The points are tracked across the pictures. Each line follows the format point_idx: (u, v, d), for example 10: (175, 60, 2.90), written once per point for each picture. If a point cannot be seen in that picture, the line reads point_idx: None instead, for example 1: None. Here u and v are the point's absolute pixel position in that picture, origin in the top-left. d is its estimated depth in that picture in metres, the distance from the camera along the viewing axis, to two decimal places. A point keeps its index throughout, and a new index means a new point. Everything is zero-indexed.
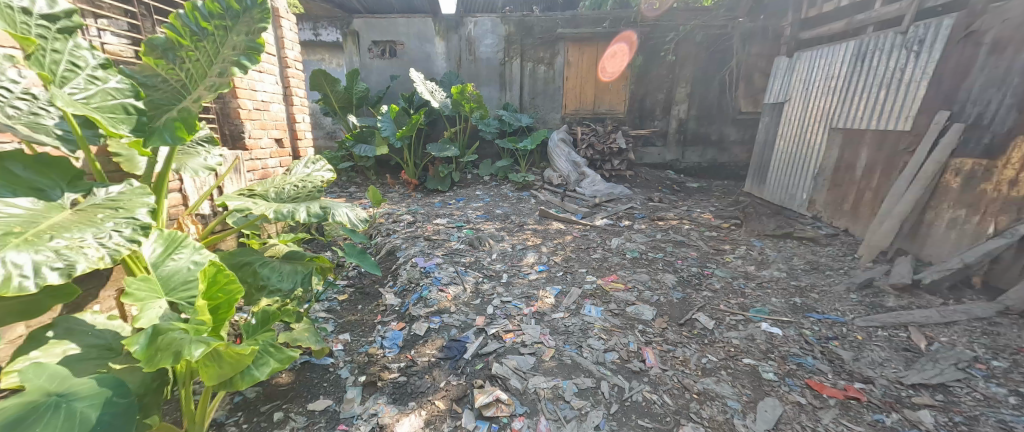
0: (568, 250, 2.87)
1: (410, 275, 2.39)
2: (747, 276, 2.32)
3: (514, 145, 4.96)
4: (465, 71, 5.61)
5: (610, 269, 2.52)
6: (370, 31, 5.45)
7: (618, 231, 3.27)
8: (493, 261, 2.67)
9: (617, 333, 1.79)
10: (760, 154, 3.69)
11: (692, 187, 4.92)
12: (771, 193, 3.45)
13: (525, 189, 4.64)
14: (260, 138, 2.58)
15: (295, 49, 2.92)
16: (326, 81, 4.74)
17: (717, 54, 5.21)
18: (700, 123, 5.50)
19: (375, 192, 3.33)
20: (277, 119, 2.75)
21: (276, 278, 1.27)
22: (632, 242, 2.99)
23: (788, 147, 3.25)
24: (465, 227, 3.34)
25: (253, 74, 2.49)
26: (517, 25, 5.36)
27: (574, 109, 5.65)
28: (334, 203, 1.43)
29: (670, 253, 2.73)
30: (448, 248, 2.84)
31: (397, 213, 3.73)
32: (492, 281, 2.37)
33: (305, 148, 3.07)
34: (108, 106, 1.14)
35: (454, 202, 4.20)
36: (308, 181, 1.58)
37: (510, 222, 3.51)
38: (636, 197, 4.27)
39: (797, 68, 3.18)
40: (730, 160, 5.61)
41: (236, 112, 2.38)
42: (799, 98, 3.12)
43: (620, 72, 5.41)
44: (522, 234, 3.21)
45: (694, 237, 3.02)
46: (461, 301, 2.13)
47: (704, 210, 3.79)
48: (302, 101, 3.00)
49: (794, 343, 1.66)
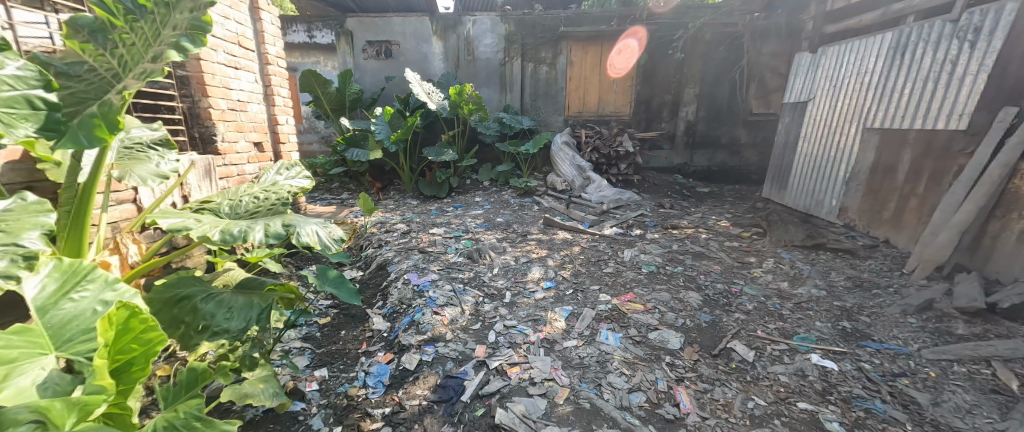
0: (577, 263, 2.60)
1: (401, 295, 2.12)
2: (781, 295, 2.06)
3: (516, 149, 4.70)
4: (464, 72, 5.39)
5: (625, 286, 2.26)
6: (364, 31, 5.23)
7: (630, 241, 3.01)
8: (494, 277, 2.41)
9: (642, 367, 1.52)
10: (779, 157, 3.45)
11: (704, 193, 4.67)
12: (793, 199, 3.21)
13: (528, 195, 4.38)
14: (236, 142, 2.33)
15: (278, 45, 2.68)
16: (316, 82, 4.49)
17: (728, 54, 4.99)
18: (709, 125, 5.26)
19: (367, 200, 3.08)
20: (256, 120, 2.50)
21: (222, 316, 0.99)
22: (647, 253, 2.73)
23: (812, 150, 3.01)
24: (463, 237, 3.07)
25: (227, 71, 2.24)
26: (518, 24, 5.15)
27: (578, 111, 5.41)
28: (301, 220, 1.16)
29: (690, 266, 2.47)
30: (444, 262, 2.57)
31: (390, 223, 3.47)
32: (494, 301, 2.10)
33: (289, 153, 2.82)
34: (5, 98, 0.85)
35: (452, 210, 3.94)
36: (274, 190, 1.31)
37: (512, 231, 3.25)
38: (646, 203, 4.01)
39: (822, 64, 2.94)
40: (741, 164, 5.36)
41: (207, 112, 2.12)
42: (825, 97, 2.89)
43: (626, 72, 5.18)
44: (525, 245, 2.95)
45: (714, 248, 2.76)
46: (458, 326, 1.85)
47: (720, 217, 3.54)
48: (285, 101, 2.76)
49: (855, 381, 1.39)
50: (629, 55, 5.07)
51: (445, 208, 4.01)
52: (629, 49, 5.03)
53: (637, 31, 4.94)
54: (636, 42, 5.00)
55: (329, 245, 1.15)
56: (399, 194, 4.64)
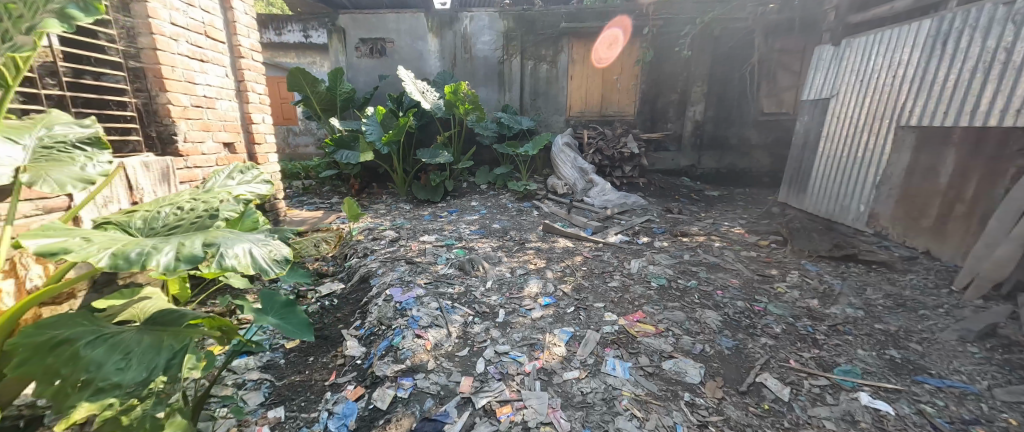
0: (580, 276, 2.36)
1: (381, 314, 1.88)
2: (813, 315, 1.80)
3: (515, 150, 4.46)
4: (460, 71, 5.18)
5: (634, 303, 2.01)
6: (357, 28, 5.03)
7: (637, 250, 2.76)
8: (487, 292, 2.17)
9: (656, 408, 1.28)
10: (797, 158, 3.22)
11: (713, 197, 4.41)
12: (813, 204, 2.97)
13: (527, 199, 4.14)
14: (203, 142, 2.11)
15: (253, 38, 2.47)
16: (305, 81, 4.26)
17: (738, 50, 4.74)
18: (718, 126, 5.01)
19: (352, 205, 2.87)
20: (227, 119, 2.28)
21: (114, 365, 0.75)
22: (656, 264, 2.48)
23: (836, 151, 2.77)
24: (456, 246, 2.84)
25: (191, 63, 2.02)
26: (517, 20, 4.94)
27: (580, 111, 5.18)
28: (233, 236, 0.92)
29: (705, 279, 2.22)
30: (433, 274, 2.33)
31: (378, 229, 3.24)
32: (485, 321, 1.86)
33: (267, 154, 2.60)
34: None
35: (446, 215, 3.71)
36: (209, 200, 1.08)
37: (509, 239, 3.01)
38: (652, 208, 3.77)
39: (845, 59, 2.72)
40: (752, 166, 5.10)
41: (166, 109, 1.90)
42: (849, 93, 2.67)
43: (630, 70, 4.95)
44: (523, 254, 2.71)
45: (730, 259, 2.51)
46: (443, 352, 1.61)
47: (734, 224, 3.29)
48: (261, 99, 2.54)
49: (918, 430, 1.14)
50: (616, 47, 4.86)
51: (439, 213, 3.79)
52: (614, 39, 4.82)
53: (620, 21, 4.73)
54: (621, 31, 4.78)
55: (268, 267, 0.92)
56: (391, 197, 4.42)
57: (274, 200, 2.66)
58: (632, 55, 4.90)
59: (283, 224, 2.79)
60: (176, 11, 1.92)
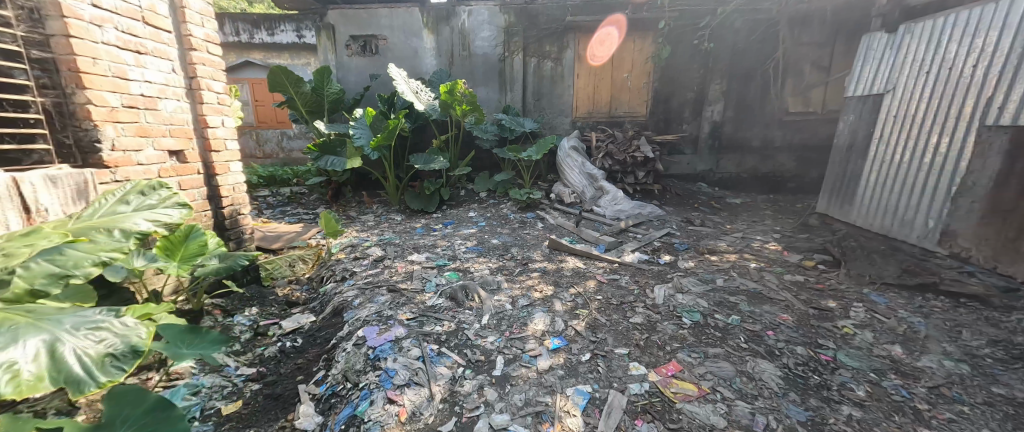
0: (595, 308, 1.96)
1: (348, 365, 1.50)
2: (901, 370, 1.40)
3: (517, 155, 4.07)
4: (458, 70, 4.83)
5: (665, 347, 1.61)
6: (347, 25, 4.71)
7: (658, 273, 2.37)
8: (482, 330, 1.77)
9: None
10: (840, 164, 2.81)
11: (736, 205, 4.00)
12: (864, 217, 2.57)
13: (530, 209, 3.76)
14: (140, 151, 1.75)
15: (209, 27, 2.10)
16: (289, 80, 3.92)
17: (761, 44, 4.33)
18: (737, 127, 4.61)
19: (329, 220, 2.51)
20: (173, 121, 1.91)
21: None
22: (684, 292, 2.08)
23: (894, 155, 2.36)
24: (449, 267, 2.45)
25: (123, 55, 1.66)
26: (519, 14, 4.59)
27: (587, 112, 4.80)
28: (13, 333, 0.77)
29: (749, 314, 1.82)
30: (418, 306, 1.95)
31: (363, 246, 2.86)
32: (480, 375, 1.47)
33: (228, 163, 2.23)
34: None
35: (440, 228, 3.34)
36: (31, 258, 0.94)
37: (510, 258, 2.62)
38: (671, 219, 3.37)
39: (907, 48, 2.31)
40: (775, 171, 4.68)
41: (85, 110, 1.53)
42: (912, 88, 2.26)
43: (642, 67, 4.57)
44: (527, 278, 2.32)
45: (774, 285, 2.11)
46: (422, 426, 1.22)
47: (767, 239, 2.88)
48: (220, 98, 2.17)
49: None
50: (610, 46, 4.51)
51: (432, 226, 3.42)
52: (606, 37, 4.49)
53: (614, 18, 4.39)
54: (616, 30, 4.44)
55: (72, 365, 0.80)
56: (382, 207, 4.06)
57: (237, 216, 2.29)
58: (644, 51, 4.51)
59: (249, 243, 2.42)
60: None
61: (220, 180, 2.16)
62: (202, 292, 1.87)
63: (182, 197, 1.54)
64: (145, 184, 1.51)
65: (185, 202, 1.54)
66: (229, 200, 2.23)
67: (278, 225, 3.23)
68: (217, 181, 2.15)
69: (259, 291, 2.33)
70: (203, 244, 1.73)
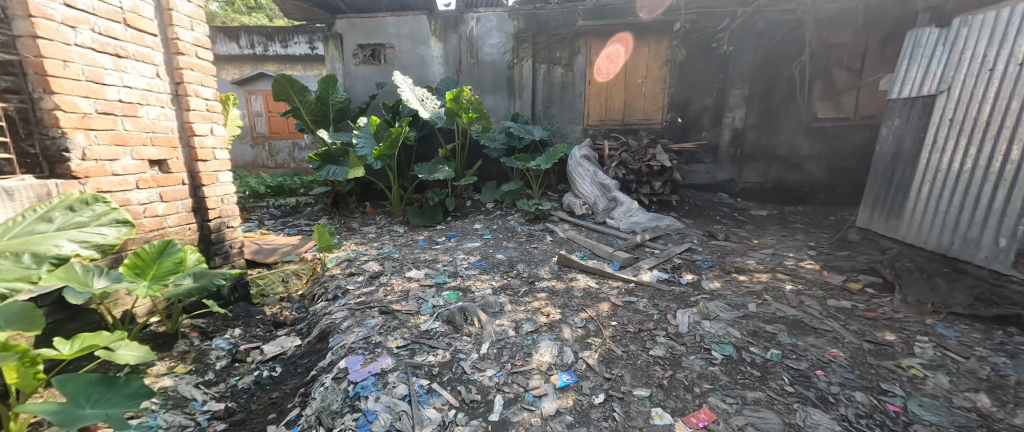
0: (610, 335, 1.73)
1: (324, 404, 1.30)
2: (994, 429, 1.13)
3: (525, 164, 3.89)
4: (466, 77, 4.73)
5: (693, 388, 1.37)
6: (355, 34, 4.70)
7: (680, 294, 2.12)
8: (480, 362, 1.56)
9: None
10: (884, 174, 2.53)
11: (761, 218, 3.71)
12: (918, 233, 2.26)
13: (539, 221, 3.55)
14: (116, 160, 1.63)
15: (200, 31, 2.00)
16: (294, 89, 3.87)
17: (786, 46, 4.09)
18: (761, 134, 4.34)
19: (322, 233, 2.36)
20: (155, 129, 1.80)
21: None
22: (712, 319, 1.82)
23: (953, 163, 2.07)
24: (448, 285, 2.26)
25: (99, 58, 1.55)
26: (529, 20, 4.47)
27: (599, 119, 4.61)
28: None
29: (791, 348, 1.57)
30: (412, 331, 1.76)
31: (360, 261, 2.70)
32: (474, 419, 1.25)
33: (217, 173, 2.11)
34: None
35: (444, 241, 3.17)
36: None
37: (515, 276, 2.41)
38: (692, 233, 3.12)
39: (966, 43, 2.05)
40: (803, 180, 4.37)
41: (51, 116, 1.41)
42: (974, 88, 1.99)
43: (657, 72, 4.37)
44: (533, 300, 2.10)
45: (817, 314, 1.84)
46: None
47: (802, 257, 2.60)
48: (209, 105, 2.06)
49: None
50: (621, 62, 4.38)
51: (435, 239, 3.24)
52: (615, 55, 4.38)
53: (619, 36, 4.32)
54: (623, 47, 4.34)
55: None
56: (386, 218, 3.92)
57: (225, 229, 2.17)
58: (660, 55, 4.31)
59: (238, 258, 2.29)
60: None
61: (207, 191, 2.04)
62: (178, 312, 1.73)
63: (122, 213, 1.39)
64: (77, 198, 1.34)
65: (126, 220, 1.40)
66: (217, 211, 2.11)
67: (276, 237, 3.12)
68: (203, 192, 2.02)
69: (246, 310, 2.18)
70: (177, 261, 1.60)
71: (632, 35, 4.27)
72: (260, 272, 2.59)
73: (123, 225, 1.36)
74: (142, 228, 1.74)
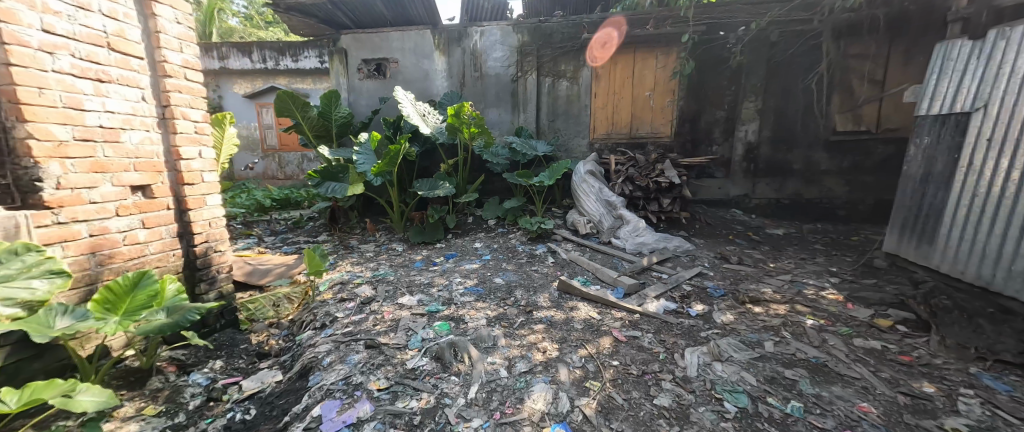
0: (611, 379, 1.58)
1: None
2: None
3: (527, 180, 3.78)
4: (469, 91, 4.68)
5: None
6: (359, 49, 4.72)
7: (689, 329, 1.95)
8: (466, 409, 1.42)
9: None
10: (913, 196, 2.34)
11: (778, 237, 3.50)
12: (954, 263, 2.06)
13: (541, 240, 3.42)
14: (94, 188, 1.58)
15: (190, 52, 1.97)
16: (295, 105, 3.85)
17: (801, 57, 3.92)
18: (775, 148, 4.14)
19: (313, 255, 2.30)
20: (138, 154, 1.75)
21: None
22: (724, 361, 1.65)
23: (993, 187, 1.88)
24: (440, 315, 2.14)
25: (79, 84, 1.51)
26: (533, 33, 4.41)
27: (605, 133, 4.48)
28: None
29: (814, 401, 1.39)
30: (396, 369, 1.64)
31: (352, 284, 2.61)
32: None
33: (205, 196, 2.05)
34: None
35: (442, 262, 3.06)
36: None
37: (512, 303, 2.28)
38: (702, 256, 2.95)
39: (1003, 56, 1.87)
40: (822, 196, 4.14)
41: (24, 145, 1.37)
42: (1014, 106, 1.81)
43: (665, 85, 4.23)
44: (529, 332, 1.96)
45: (844, 358, 1.65)
46: None
47: (823, 285, 2.40)
48: (197, 127, 2.01)
49: None
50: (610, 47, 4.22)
51: (433, 259, 3.13)
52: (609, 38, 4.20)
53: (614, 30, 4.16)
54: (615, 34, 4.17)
55: None
56: (386, 235, 3.84)
57: (212, 253, 2.10)
58: (668, 68, 4.18)
59: (226, 283, 2.21)
60: (52, 14, 1.42)
61: (193, 216, 1.98)
62: (154, 345, 1.66)
63: (58, 263, 1.31)
64: (3, 247, 1.21)
65: (61, 270, 1.32)
66: (203, 236, 2.05)
67: (272, 257, 3.06)
68: (189, 216, 1.96)
69: (230, 338, 2.10)
70: (150, 295, 1.53)
71: (638, 47, 4.17)
72: (251, 295, 2.52)
73: (62, 276, 1.30)
74: (121, 257, 1.68)
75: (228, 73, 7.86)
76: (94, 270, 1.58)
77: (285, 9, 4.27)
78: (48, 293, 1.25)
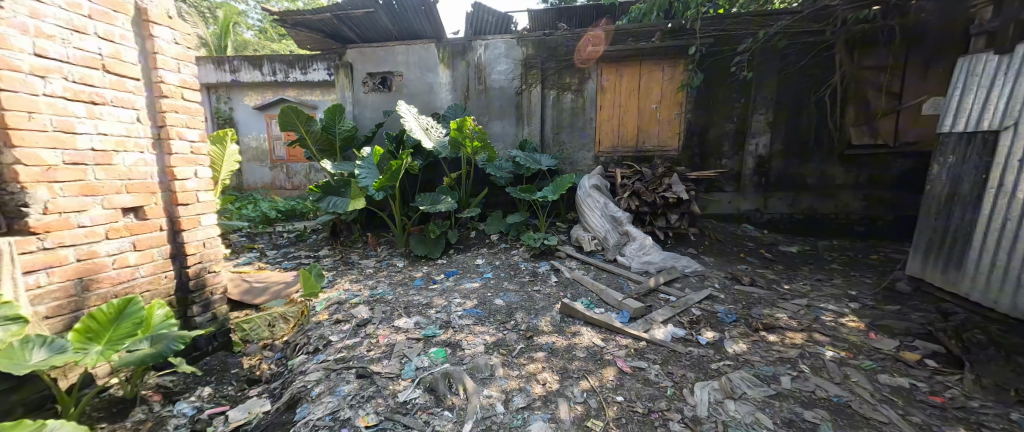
0: (614, 417, 1.47)
1: None
2: None
3: (530, 196, 3.72)
4: (474, 104, 4.65)
5: None
6: (365, 63, 4.75)
7: (698, 360, 1.83)
8: None
9: None
10: (938, 216, 2.21)
11: (792, 255, 3.36)
12: (986, 291, 1.92)
13: (544, 257, 3.33)
14: (84, 211, 1.55)
15: (188, 72, 1.95)
16: (300, 119, 3.88)
17: (813, 69, 3.82)
18: (787, 162, 4.02)
19: (307, 276, 2.23)
20: (131, 175, 1.72)
21: None
22: (737, 399, 1.53)
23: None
24: (436, 340, 2.05)
25: (71, 107, 1.50)
26: (538, 46, 4.39)
27: (611, 146, 4.40)
28: None
29: None
30: (387, 402, 1.55)
31: (349, 304, 2.54)
32: None
33: (200, 216, 2.02)
34: None
35: (442, 280, 2.99)
36: None
37: (512, 328, 2.18)
38: (712, 276, 2.82)
39: None
40: (838, 211, 3.99)
41: (11, 170, 1.34)
42: None
43: (672, 97, 4.16)
44: (528, 361, 1.86)
45: (870, 397, 1.51)
46: None
47: (843, 311, 2.26)
48: (194, 147, 1.99)
49: None
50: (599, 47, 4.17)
51: (433, 277, 3.06)
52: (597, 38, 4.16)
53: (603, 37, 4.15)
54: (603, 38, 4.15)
55: None
56: (387, 250, 3.79)
57: (206, 274, 2.06)
58: (675, 80, 4.11)
59: (221, 304, 2.17)
60: (44, 38, 1.41)
61: (186, 236, 1.94)
62: (138, 374, 1.60)
63: (14, 308, 1.24)
64: None
65: (17, 315, 1.24)
66: (197, 257, 2.01)
67: (270, 274, 3.02)
68: (182, 237, 1.92)
69: (222, 362, 2.04)
70: (135, 323, 1.50)
71: (644, 59, 4.12)
72: (247, 315, 2.48)
73: (18, 321, 1.22)
74: (109, 281, 1.64)
75: (239, 86, 8.00)
76: (80, 296, 1.54)
77: (292, 24, 4.33)
78: (2, 338, 1.16)
